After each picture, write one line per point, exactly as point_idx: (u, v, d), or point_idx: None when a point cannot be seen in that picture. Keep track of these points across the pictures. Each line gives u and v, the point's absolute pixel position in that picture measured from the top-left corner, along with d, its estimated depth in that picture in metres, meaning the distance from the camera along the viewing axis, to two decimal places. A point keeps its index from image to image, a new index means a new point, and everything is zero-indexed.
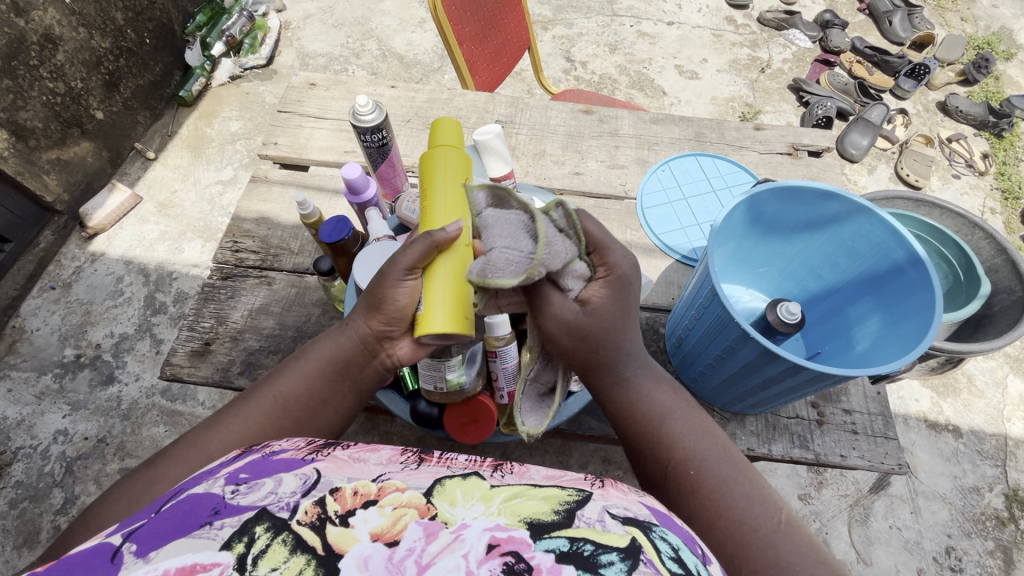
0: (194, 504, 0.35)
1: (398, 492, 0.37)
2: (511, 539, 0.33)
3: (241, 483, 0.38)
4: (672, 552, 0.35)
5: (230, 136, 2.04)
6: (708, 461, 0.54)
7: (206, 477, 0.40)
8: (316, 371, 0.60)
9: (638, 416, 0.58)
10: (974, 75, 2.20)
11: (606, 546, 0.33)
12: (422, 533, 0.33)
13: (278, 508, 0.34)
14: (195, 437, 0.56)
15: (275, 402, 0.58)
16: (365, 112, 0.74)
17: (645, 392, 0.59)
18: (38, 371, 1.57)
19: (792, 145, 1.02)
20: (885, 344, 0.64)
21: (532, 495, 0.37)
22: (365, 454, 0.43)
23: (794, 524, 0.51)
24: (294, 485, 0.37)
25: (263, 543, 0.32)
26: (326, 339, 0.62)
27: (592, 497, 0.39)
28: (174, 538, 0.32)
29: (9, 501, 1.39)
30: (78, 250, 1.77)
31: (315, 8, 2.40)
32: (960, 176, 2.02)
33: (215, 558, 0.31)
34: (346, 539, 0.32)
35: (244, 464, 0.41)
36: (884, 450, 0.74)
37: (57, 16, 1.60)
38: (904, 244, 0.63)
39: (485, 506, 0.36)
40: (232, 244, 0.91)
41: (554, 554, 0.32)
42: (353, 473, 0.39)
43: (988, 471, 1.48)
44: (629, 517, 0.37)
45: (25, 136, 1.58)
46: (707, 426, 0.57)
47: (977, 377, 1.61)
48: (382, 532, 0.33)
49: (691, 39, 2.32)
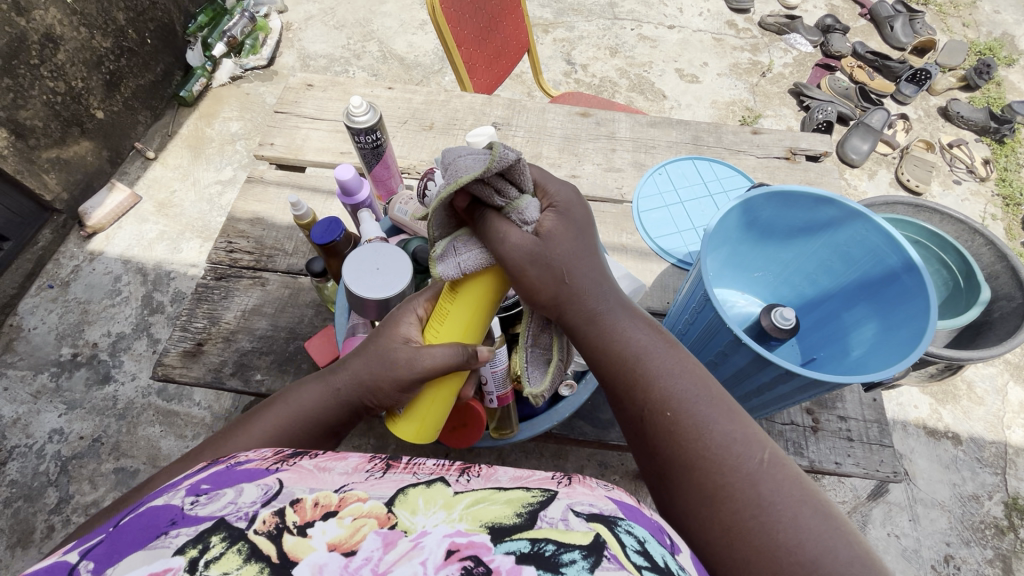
0: (152, 517, 0.35)
1: (359, 502, 0.36)
2: (470, 543, 0.32)
3: (201, 494, 0.37)
4: (638, 545, 0.34)
5: (230, 136, 2.04)
6: (688, 401, 0.50)
7: (169, 489, 0.39)
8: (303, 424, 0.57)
9: (610, 356, 0.53)
10: (975, 81, 2.20)
11: (568, 546, 0.33)
12: (380, 543, 0.32)
13: (236, 518, 0.34)
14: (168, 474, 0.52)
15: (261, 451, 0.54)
16: (359, 113, 0.73)
17: (624, 339, 0.53)
18: (34, 370, 1.57)
19: (790, 149, 1.01)
20: (881, 351, 0.63)
21: (495, 500, 0.37)
22: (332, 462, 0.43)
23: (777, 463, 0.47)
24: (254, 495, 0.37)
25: (217, 551, 0.31)
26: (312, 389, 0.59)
27: (557, 496, 0.38)
28: (129, 550, 0.32)
29: (4, 501, 1.39)
30: (77, 249, 1.77)
31: (317, 9, 2.41)
32: (961, 182, 2.01)
33: (167, 564, 0.30)
34: (302, 547, 0.32)
35: (207, 475, 0.41)
36: (880, 458, 0.73)
37: (58, 16, 1.60)
38: (899, 250, 0.63)
39: (447, 512, 0.35)
40: (226, 245, 0.90)
41: (514, 556, 0.31)
42: (316, 483, 0.39)
43: (988, 479, 1.47)
44: (594, 514, 0.36)
45: (24, 135, 1.58)
46: (698, 376, 0.52)
47: (977, 384, 1.60)
48: (339, 542, 0.32)
49: (692, 42, 2.32)
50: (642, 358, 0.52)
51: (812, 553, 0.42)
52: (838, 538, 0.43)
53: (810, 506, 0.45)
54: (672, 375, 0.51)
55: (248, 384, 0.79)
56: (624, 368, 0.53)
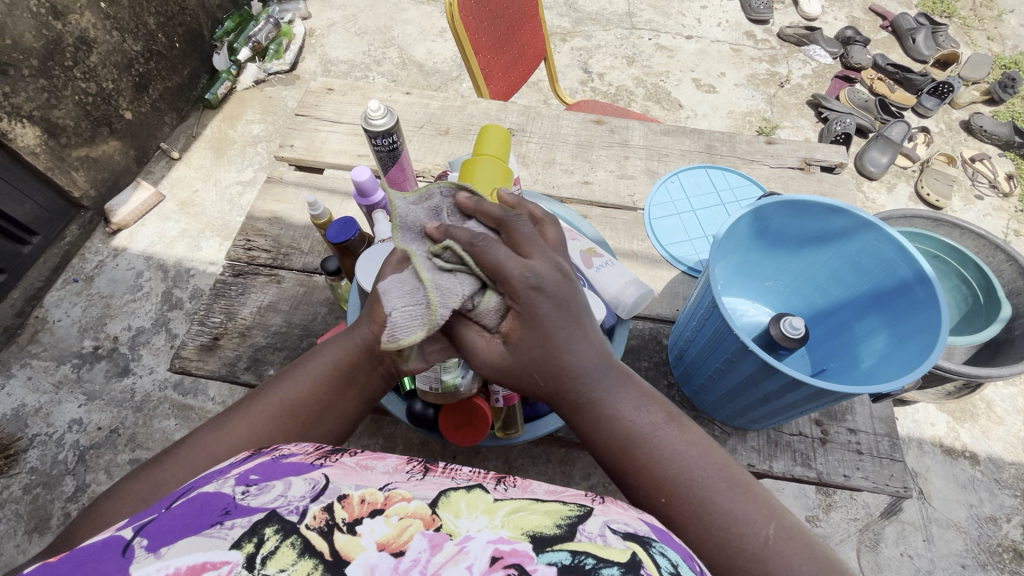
0: (205, 503, 0.37)
1: (404, 501, 0.39)
2: (513, 551, 0.34)
3: (251, 485, 0.39)
4: (672, 567, 0.36)
5: (252, 138, 2.09)
6: (679, 460, 0.50)
7: (217, 477, 0.41)
8: (322, 375, 0.60)
9: (607, 439, 0.51)
10: (1000, 95, 2.16)
11: (607, 561, 0.34)
12: (427, 545, 0.34)
13: (288, 511, 0.36)
14: (202, 435, 0.57)
15: (279, 406, 0.58)
16: (376, 116, 0.75)
17: (632, 418, 0.51)
18: (57, 361, 1.62)
19: (804, 159, 1.01)
20: (890, 363, 0.63)
21: (535, 508, 0.39)
22: (372, 462, 0.45)
23: (785, 537, 0.47)
24: (303, 489, 0.39)
25: (272, 545, 0.33)
26: (334, 343, 0.61)
27: (593, 511, 0.39)
28: (186, 535, 0.34)
29: (23, 487, 1.43)
30: (102, 245, 1.82)
31: (339, 16, 2.46)
32: (983, 197, 1.97)
33: (225, 556, 0.32)
34: (353, 546, 0.34)
35: (254, 466, 0.43)
36: (890, 472, 0.72)
37: (92, 21, 1.67)
38: (910, 261, 0.62)
39: (489, 518, 0.37)
40: (245, 242, 0.93)
41: (555, 568, 0.33)
42: (360, 481, 0.41)
43: (1006, 501, 1.43)
44: (630, 533, 0.38)
45: (56, 134, 1.64)
46: (703, 446, 0.51)
47: (996, 404, 1.57)
48: (388, 543, 0.34)
49: (709, 53, 2.32)
50: (649, 437, 0.51)
51: None
52: None
53: (822, 573, 0.45)
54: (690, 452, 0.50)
55: (262, 379, 0.81)
56: (625, 453, 0.51)
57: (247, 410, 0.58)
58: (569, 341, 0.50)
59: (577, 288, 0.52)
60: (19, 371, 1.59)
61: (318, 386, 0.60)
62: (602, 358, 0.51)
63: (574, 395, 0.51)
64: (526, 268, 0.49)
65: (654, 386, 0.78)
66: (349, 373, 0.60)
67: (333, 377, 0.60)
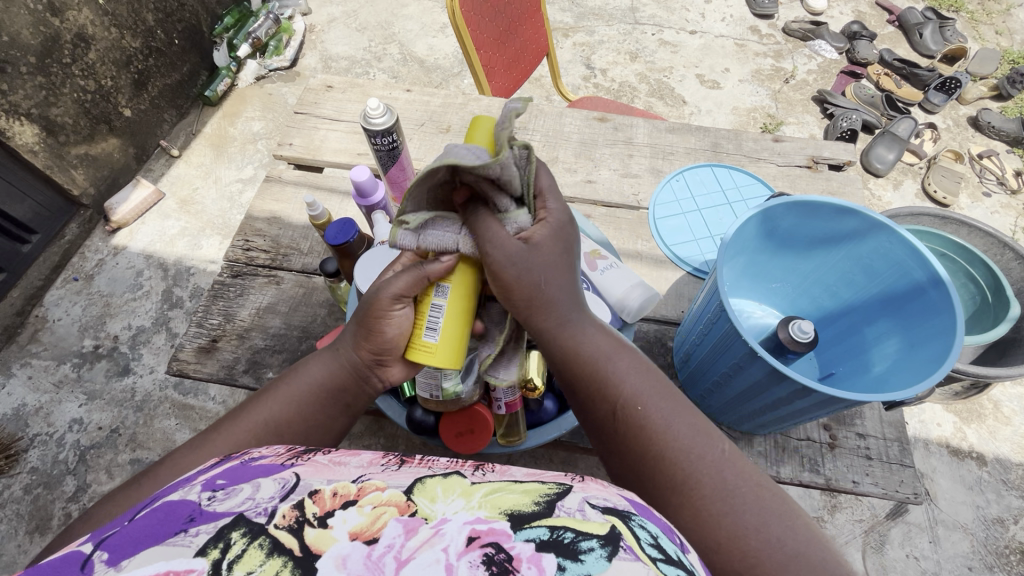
0: (169, 512, 0.36)
1: (378, 491, 0.38)
2: (491, 530, 0.33)
3: (218, 490, 0.38)
4: (652, 539, 0.35)
5: (252, 136, 2.08)
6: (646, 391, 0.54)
7: (184, 484, 0.40)
8: (307, 394, 0.59)
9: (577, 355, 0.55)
10: (1008, 90, 2.13)
11: (587, 534, 0.33)
12: (401, 530, 0.33)
13: (255, 513, 0.35)
14: (174, 458, 0.54)
15: (263, 426, 0.56)
16: (375, 115, 0.74)
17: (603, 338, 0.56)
18: (57, 360, 1.61)
19: (811, 157, 0.99)
20: (902, 369, 0.61)
21: (512, 489, 0.38)
22: (345, 457, 0.44)
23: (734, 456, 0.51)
24: (272, 490, 0.38)
25: (239, 548, 0.32)
26: (317, 360, 0.61)
27: (573, 489, 0.39)
28: (149, 546, 0.33)
29: (24, 487, 1.43)
30: (101, 243, 1.82)
31: (339, 12, 2.44)
32: (991, 194, 1.95)
33: (189, 565, 0.31)
34: (324, 540, 0.33)
35: (222, 470, 0.42)
36: (900, 478, 0.70)
37: (90, 17, 1.65)
38: (925, 264, 0.61)
39: (466, 500, 0.36)
40: (243, 243, 0.92)
41: (533, 544, 0.33)
42: (332, 476, 0.40)
43: (1013, 503, 1.41)
44: (609, 507, 0.37)
45: (55, 132, 1.63)
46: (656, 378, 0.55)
47: (1004, 404, 1.55)
48: (360, 531, 0.33)
49: (714, 48, 2.29)
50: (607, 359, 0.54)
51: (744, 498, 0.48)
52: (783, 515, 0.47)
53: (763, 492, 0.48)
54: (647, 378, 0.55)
55: (260, 382, 0.80)
56: (592, 371, 0.54)
57: (223, 431, 0.56)
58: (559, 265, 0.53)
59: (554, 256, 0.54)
60: (20, 370, 1.59)
61: (304, 407, 0.59)
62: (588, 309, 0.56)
63: (554, 317, 0.53)
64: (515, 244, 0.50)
65: None
66: (338, 388, 0.60)
67: (319, 397, 0.59)
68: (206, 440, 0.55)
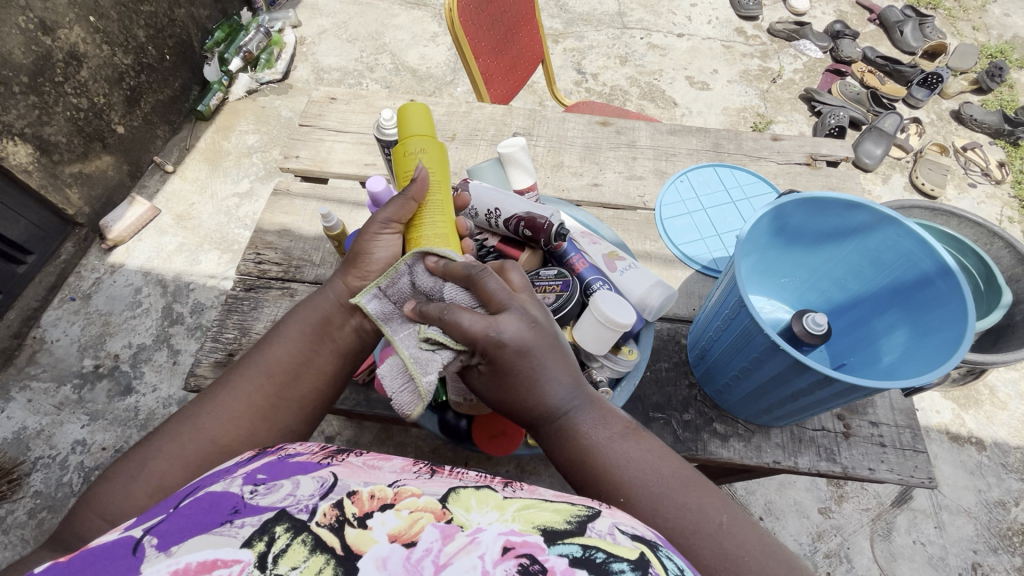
0: (213, 502, 0.36)
1: (414, 497, 0.38)
2: (524, 542, 0.34)
3: (259, 483, 0.39)
4: (680, 573, 0.35)
5: (246, 149, 2.07)
6: (645, 482, 0.50)
7: (224, 476, 0.41)
8: (298, 334, 0.62)
9: (568, 455, 0.52)
10: (987, 84, 2.19)
11: (618, 556, 0.34)
12: (438, 535, 0.34)
13: (297, 509, 0.36)
14: (186, 411, 0.59)
15: (261, 370, 0.61)
16: (389, 126, 0.75)
17: (590, 433, 0.52)
18: (57, 382, 1.59)
19: (810, 155, 1.02)
20: (913, 358, 0.63)
21: (545, 506, 0.39)
22: (378, 461, 0.45)
23: (738, 524, 0.49)
24: (312, 488, 0.38)
25: (284, 543, 0.33)
26: (307, 305, 0.64)
27: (602, 513, 0.39)
28: (195, 534, 0.33)
29: (28, 512, 1.41)
30: (98, 262, 1.80)
31: (330, 24, 2.44)
32: (976, 185, 2.00)
33: (236, 555, 0.32)
34: (364, 540, 0.34)
35: (260, 465, 0.42)
36: (914, 463, 0.72)
37: (82, 35, 1.65)
38: (932, 254, 0.63)
39: (500, 513, 0.37)
40: (255, 256, 0.92)
41: (566, 559, 0.33)
42: (368, 478, 0.41)
43: (1013, 485, 1.45)
44: (638, 535, 0.37)
45: (48, 150, 1.62)
46: (658, 455, 0.52)
47: (999, 389, 1.59)
48: (399, 534, 0.34)
49: (701, 50, 2.33)
50: (603, 449, 0.51)
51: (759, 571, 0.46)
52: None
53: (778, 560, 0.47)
54: (642, 464, 0.51)
55: None
56: (588, 466, 0.51)
57: (226, 380, 0.61)
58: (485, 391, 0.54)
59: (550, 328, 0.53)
60: (18, 394, 1.57)
61: (295, 349, 0.62)
62: (572, 387, 0.52)
63: (537, 415, 0.52)
64: (488, 323, 0.50)
65: (676, 386, 0.78)
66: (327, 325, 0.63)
67: (309, 333, 0.62)
68: (213, 391, 0.60)
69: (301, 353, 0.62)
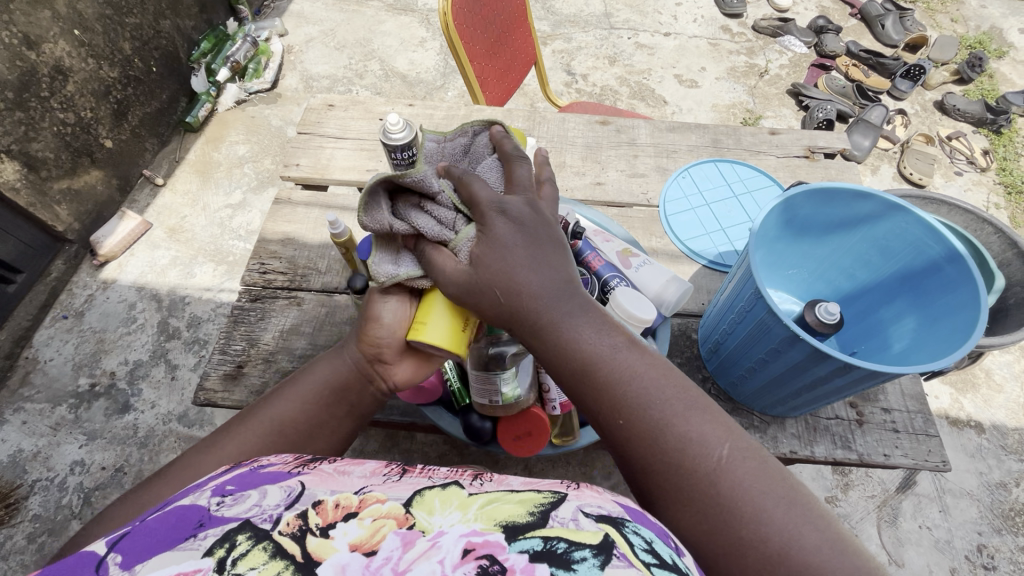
0: (179, 516, 0.37)
1: (379, 503, 0.38)
2: (485, 543, 0.34)
3: (226, 496, 0.39)
4: (646, 544, 0.35)
5: (237, 159, 2.05)
6: (648, 398, 0.47)
7: (194, 490, 0.41)
8: (314, 394, 0.63)
9: (567, 362, 0.49)
10: (968, 74, 2.24)
11: (579, 544, 0.34)
12: (399, 542, 0.34)
13: (261, 519, 0.36)
14: (188, 456, 0.58)
15: (272, 426, 0.60)
16: (395, 130, 0.73)
17: (589, 341, 0.49)
18: (52, 403, 1.56)
19: (808, 147, 1.03)
20: (923, 344, 0.64)
21: (509, 501, 0.39)
22: (351, 466, 0.45)
23: (740, 457, 0.45)
24: (278, 497, 0.39)
25: (244, 548, 0.33)
26: (323, 364, 0.65)
27: (567, 497, 0.39)
28: (157, 548, 0.34)
29: (27, 536, 1.37)
30: (89, 278, 1.77)
31: (316, 31, 2.43)
32: (962, 173, 2.04)
33: (197, 564, 0.32)
34: (325, 547, 0.33)
35: (231, 476, 0.43)
36: (927, 448, 0.73)
37: (67, 48, 1.62)
38: (941, 240, 0.64)
39: (463, 513, 0.37)
40: (259, 266, 0.91)
41: (527, 555, 0.33)
42: (336, 486, 0.41)
43: (1013, 466, 1.47)
44: (603, 514, 0.37)
45: (36, 167, 1.59)
46: (665, 372, 0.49)
47: (995, 372, 1.61)
48: (359, 542, 0.34)
49: (688, 49, 2.36)
50: (605, 360, 0.49)
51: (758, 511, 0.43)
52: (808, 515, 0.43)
53: (778, 497, 0.43)
54: (647, 380, 0.48)
55: None
56: (585, 375, 0.49)
57: (234, 427, 0.60)
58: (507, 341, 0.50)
59: (548, 219, 0.54)
60: (13, 416, 1.53)
61: (309, 406, 0.62)
62: (557, 284, 0.50)
63: (532, 313, 0.50)
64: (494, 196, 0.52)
65: (690, 381, 0.78)
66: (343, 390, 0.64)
67: (325, 397, 0.64)
68: (221, 435, 0.59)
69: (314, 412, 0.63)
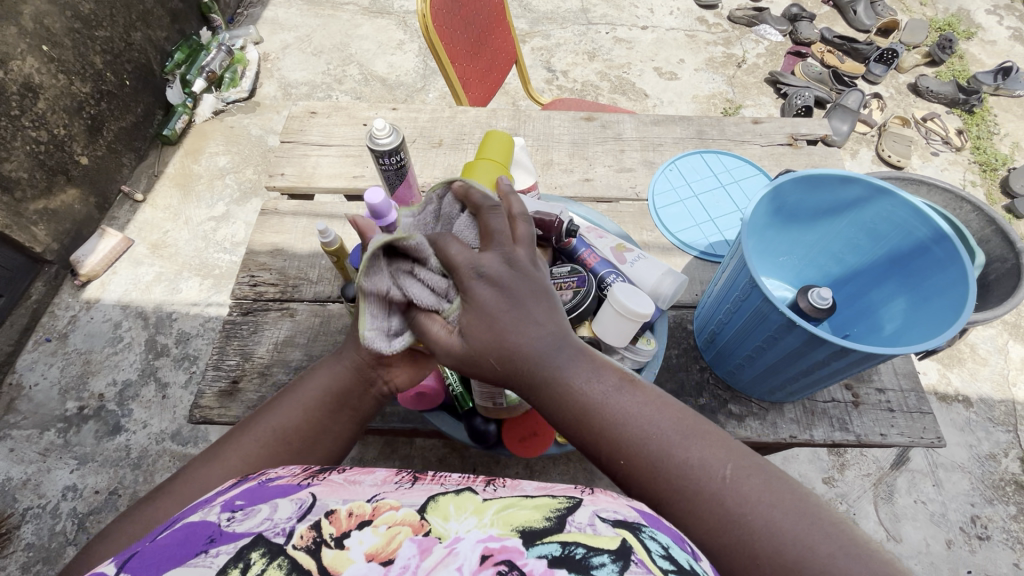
0: (189, 532, 0.36)
1: (393, 510, 0.38)
2: (503, 548, 0.34)
3: (236, 510, 0.38)
4: (663, 550, 0.36)
5: (218, 171, 2.02)
6: (649, 430, 0.48)
7: (203, 505, 0.40)
8: (314, 401, 0.61)
9: (566, 417, 0.49)
10: (939, 56, 2.28)
11: (598, 549, 0.34)
12: (416, 550, 0.34)
13: (273, 534, 0.35)
14: (189, 471, 0.56)
15: (273, 437, 0.58)
16: (382, 135, 0.74)
17: (585, 387, 0.49)
18: (40, 428, 1.52)
19: (791, 135, 1.04)
20: (914, 325, 0.65)
21: (524, 505, 0.39)
22: (360, 476, 0.44)
23: (743, 475, 0.45)
24: (290, 509, 0.38)
25: (258, 568, 0.33)
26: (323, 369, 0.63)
27: (583, 501, 0.39)
28: (171, 568, 0.33)
29: (21, 566, 1.34)
30: (72, 299, 1.73)
31: (292, 38, 2.40)
32: (938, 153, 2.08)
33: None
34: (341, 561, 0.34)
35: (240, 491, 0.42)
36: (922, 425, 0.75)
37: (35, 65, 1.58)
38: (926, 222, 0.65)
39: (478, 518, 0.37)
40: (249, 279, 0.90)
41: (546, 560, 0.33)
42: (347, 495, 0.40)
43: (1002, 437, 1.51)
44: (620, 520, 0.38)
45: (10, 188, 1.55)
46: (658, 403, 0.49)
47: (979, 346, 1.65)
48: (376, 552, 0.34)
49: (666, 41, 2.37)
50: (602, 404, 0.49)
51: (762, 524, 0.43)
52: (817, 520, 0.43)
53: (784, 508, 0.43)
54: (648, 415, 0.48)
55: None
56: (584, 429, 0.49)
57: (235, 440, 0.58)
58: (518, 321, 0.48)
59: (533, 272, 0.50)
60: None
61: (311, 413, 0.60)
62: (550, 336, 0.49)
63: (526, 375, 0.49)
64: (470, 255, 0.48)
65: (687, 371, 0.79)
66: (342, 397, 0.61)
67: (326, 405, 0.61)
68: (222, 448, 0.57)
69: (317, 418, 0.61)
